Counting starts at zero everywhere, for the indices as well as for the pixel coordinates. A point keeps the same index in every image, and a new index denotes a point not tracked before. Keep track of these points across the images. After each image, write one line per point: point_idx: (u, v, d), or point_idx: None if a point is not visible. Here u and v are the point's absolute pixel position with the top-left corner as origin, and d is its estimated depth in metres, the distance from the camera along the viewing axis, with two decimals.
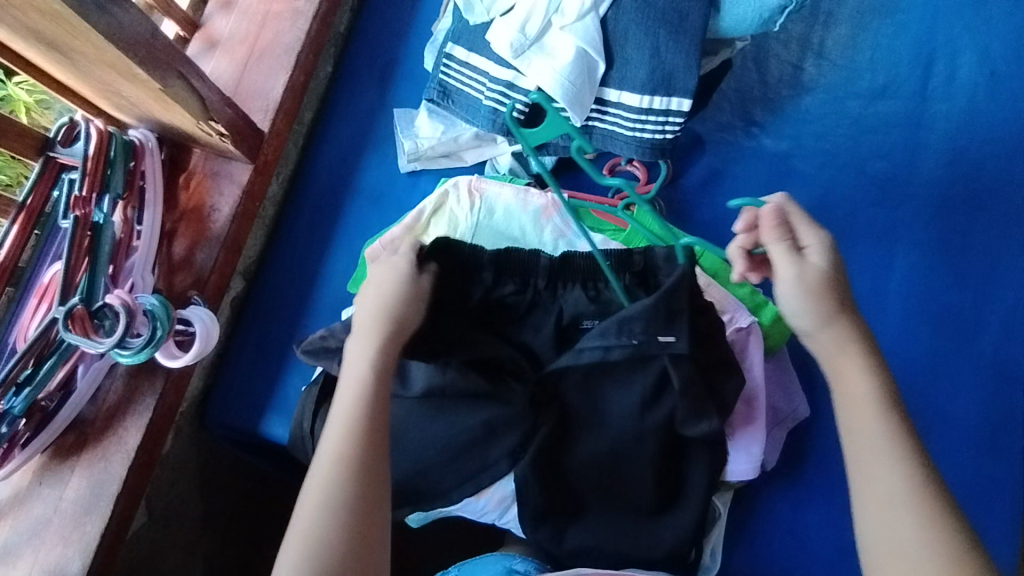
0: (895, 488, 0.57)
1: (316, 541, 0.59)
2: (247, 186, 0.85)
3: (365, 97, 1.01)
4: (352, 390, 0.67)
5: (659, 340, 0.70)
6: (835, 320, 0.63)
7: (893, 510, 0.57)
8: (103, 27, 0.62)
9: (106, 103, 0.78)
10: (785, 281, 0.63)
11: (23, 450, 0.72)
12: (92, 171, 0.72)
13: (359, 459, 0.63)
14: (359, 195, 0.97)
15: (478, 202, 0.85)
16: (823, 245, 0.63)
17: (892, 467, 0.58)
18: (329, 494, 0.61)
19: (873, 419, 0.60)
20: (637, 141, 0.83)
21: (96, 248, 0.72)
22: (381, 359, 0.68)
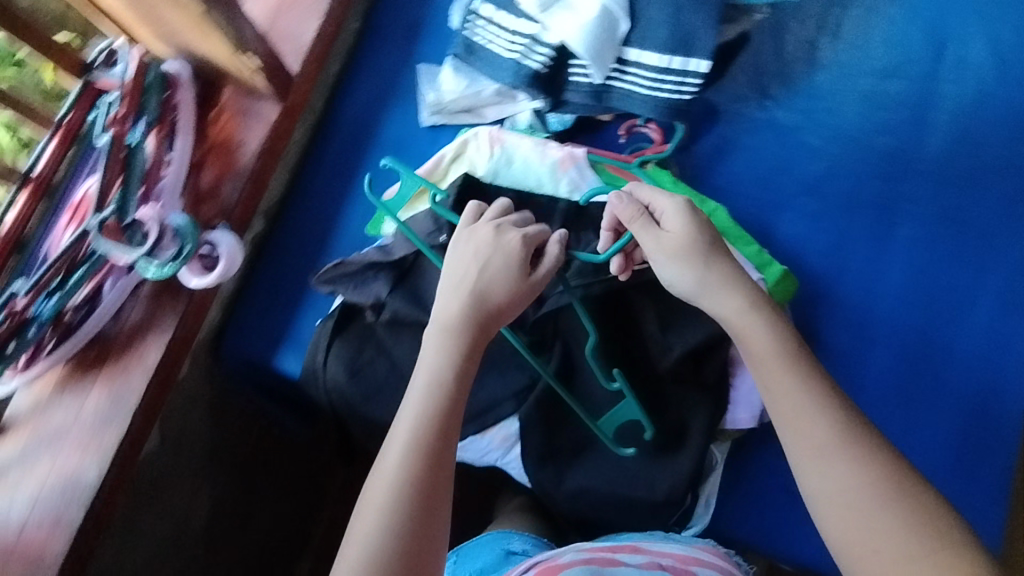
0: (824, 434, 0.61)
1: (387, 515, 0.61)
2: (275, 124, 0.87)
3: (391, 53, 1.04)
4: (427, 385, 0.68)
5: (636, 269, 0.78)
6: (714, 267, 0.69)
7: (827, 458, 0.60)
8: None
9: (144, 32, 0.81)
10: (653, 251, 0.71)
11: (48, 357, 0.75)
12: (130, 93, 0.75)
13: (432, 461, 0.64)
14: (381, 146, 1.00)
15: (499, 149, 0.88)
16: (675, 208, 0.72)
17: (816, 418, 0.62)
18: (392, 501, 0.62)
19: (773, 369, 0.65)
20: (653, 100, 0.85)
21: (130, 168, 0.75)
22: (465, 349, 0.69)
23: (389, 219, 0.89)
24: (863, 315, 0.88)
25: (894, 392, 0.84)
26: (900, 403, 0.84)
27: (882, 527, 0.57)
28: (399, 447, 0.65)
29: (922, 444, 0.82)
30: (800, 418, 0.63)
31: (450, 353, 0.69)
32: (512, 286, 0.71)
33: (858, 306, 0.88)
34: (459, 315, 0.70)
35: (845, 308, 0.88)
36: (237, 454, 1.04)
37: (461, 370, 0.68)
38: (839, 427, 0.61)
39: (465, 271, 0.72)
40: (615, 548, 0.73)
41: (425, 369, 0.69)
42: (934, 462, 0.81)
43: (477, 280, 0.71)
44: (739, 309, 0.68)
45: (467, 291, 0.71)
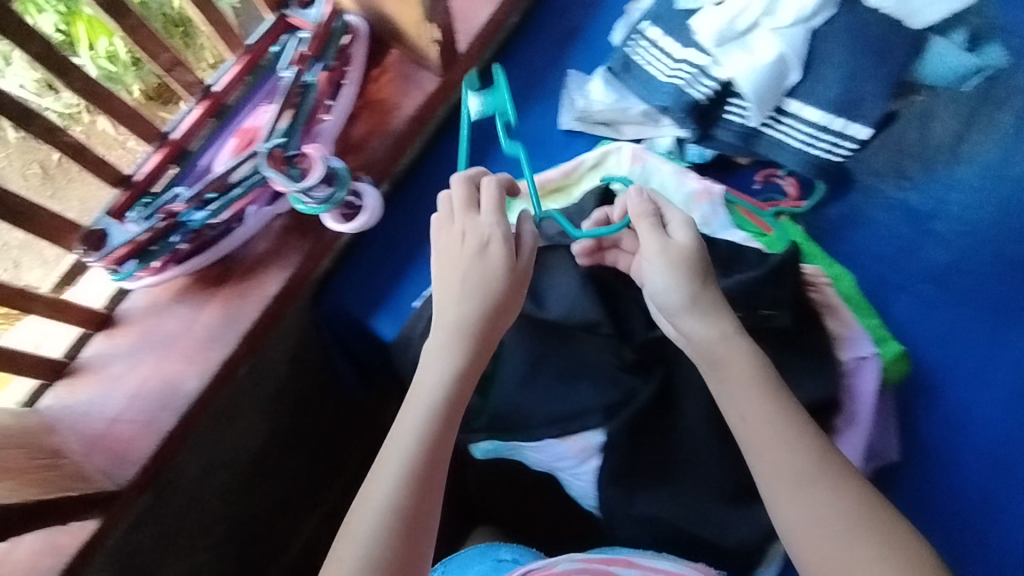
0: (802, 469, 0.61)
1: (381, 531, 0.60)
2: (431, 95, 0.90)
3: (543, 53, 1.06)
4: (424, 401, 0.67)
5: (762, 314, 0.75)
6: (707, 291, 0.69)
7: (808, 492, 0.60)
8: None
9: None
10: (652, 251, 0.70)
11: (178, 265, 0.79)
12: (317, 36, 0.78)
13: (424, 470, 0.64)
14: (515, 140, 1.02)
15: (636, 168, 0.89)
16: (682, 223, 0.71)
17: (793, 451, 0.62)
18: (380, 520, 0.61)
19: (748, 396, 0.65)
20: (804, 155, 0.86)
21: (299, 106, 0.77)
22: (463, 366, 0.68)
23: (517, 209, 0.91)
24: (962, 414, 0.87)
25: (978, 497, 0.83)
26: (984, 509, 0.82)
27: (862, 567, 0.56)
28: (392, 473, 0.63)
29: (998, 556, 0.80)
30: (778, 449, 0.62)
31: (451, 355, 0.69)
32: (498, 282, 0.70)
33: (958, 403, 0.87)
34: (461, 323, 0.69)
35: (945, 402, 0.87)
36: (298, 408, 1.05)
37: (463, 388, 0.69)
38: (827, 468, 0.61)
39: (451, 282, 0.71)
40: (609, 559, 0.76)
41: (423, 383, 0.68)
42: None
43: (462, 286, 0.70)
44: (721, 334, 0.67)
45: (456, 310, 0.70)
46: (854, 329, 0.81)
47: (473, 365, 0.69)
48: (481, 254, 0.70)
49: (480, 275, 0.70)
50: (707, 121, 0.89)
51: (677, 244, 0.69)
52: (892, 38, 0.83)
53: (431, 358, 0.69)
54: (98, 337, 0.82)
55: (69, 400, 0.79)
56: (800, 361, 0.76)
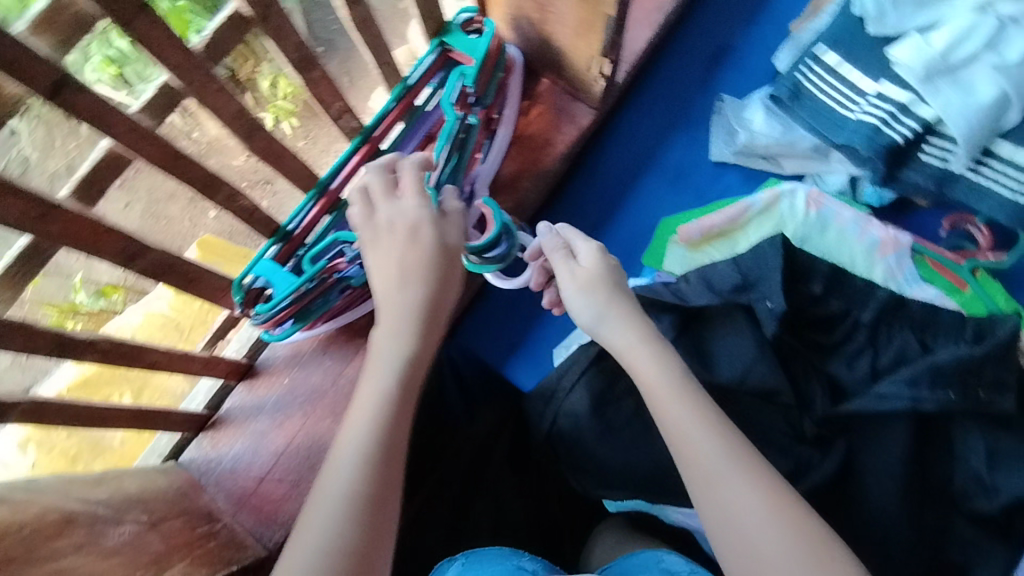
0: (716, 456, 0.52)
1: (332, 541, 0.46)
2: (587, 129, 0.83)
3: (689, 74, 0.97)
4: (368, 386, 0.54)
5: (983, 395, 0.68)
6: (617, 311, 0.60)
7: (718, 487, 0.51)
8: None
9: (503, 6, 0.76)
10: (562, 284, 0.62)
11: (327, 321, 0.74)
12: (484, 74, 0.71)
13: (381, 467, 0.49)
14: (660, 171, 0.94)
15: (812, 214, 0.82)
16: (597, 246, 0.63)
17: (705, 437, 0.53)
18: (324, 539, 0.46)
19: (678, 395, 0.55)
20: (1013, 204, 0.76)
21: (463, 150, 0.72)
22: (414, 351, 0.55)
23: (674, 257, 0.86)
24: None
25: None
26: None
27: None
28: (342, 465, 0.49)
29: None
30: (685, 440, 0.53)
31: (402, 334, 0.55)
32: (436, 267, 0.58)
33: None
34: (413, 308, 0.56)
35: None
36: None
37: (415, 365, 0.55)
38: (771, 499, 0.50)
39: (389, 286, 0.56)
40: None
41: (373, 367, 0.54)
42: None
43: (400, 270, 0.57)
44: (624, 343, 0.58)
45: (422, 317, 0.56)
46: None
47: (421, 355, 0.56)
48: (421, 226, 0.58)
49: (419, 259, 0.57)
50: (898, 162, 0.80)
51: (569, 266, 0.61)
52: None
53: (370, 357, 0.55)
54: (239, 388, 0.78)
55: (213, 454, 0.75)
56: (1017, 452, 0.68)
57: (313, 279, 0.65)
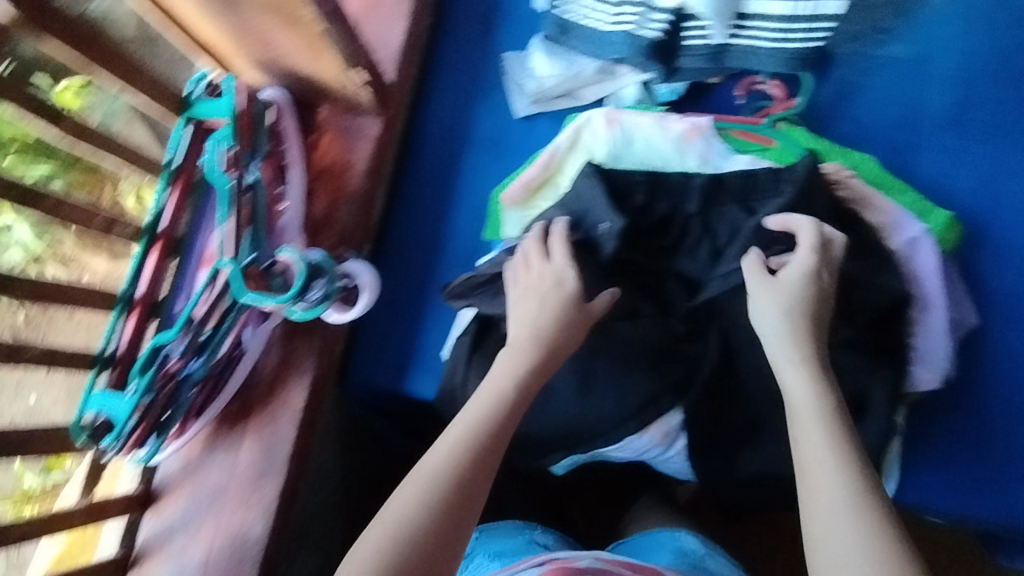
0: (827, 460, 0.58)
1: (408, 519, 0.57)
2: (380, 139, 0.82)
3: (468, 48, 0.98)
4: (487, 396, 0.68)
5: (802, 237, 0.72)
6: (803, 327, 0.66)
7: (835, 506, 0.55)
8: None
9: (237, 57, 0.73)
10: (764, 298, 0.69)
11: (198, 418, 0.74)
12: (244, 130, 0.70)
13: (473, 455, 0.62)
14: (477, 147, 0.95)
15: (615, 131, 0.83)
16: (810, 247, 0.69)
17: (823, 446, 0.59)
18: (411, 507, 0.58)
19: (823, 422, 0.60)
20: (781, 52, 0.79)
21: (255, 209, 0.71)
22: (536, 360, 0.70)
23: (510, 223, 0.84)
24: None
25: None
26: None
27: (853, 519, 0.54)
28: (444, 448, 0.63)
29: None
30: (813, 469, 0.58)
31: (525, 344, 0.71)
32: (570, 313, 0.72)
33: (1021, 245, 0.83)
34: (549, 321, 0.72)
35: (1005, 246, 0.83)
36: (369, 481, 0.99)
37: (524, 391, 0.68)
38: (830, 427, 0.60)
39: (523, 307, 0.73)
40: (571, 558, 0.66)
41: (504, 368, 0.69)
42: None
43: (539, 307, 0.73)
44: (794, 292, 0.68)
45: (531, 338, 0.71)
46: (895, 211, 0.76)
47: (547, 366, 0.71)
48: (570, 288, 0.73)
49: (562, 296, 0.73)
50: (670, 54, 0.82)
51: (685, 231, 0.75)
52: None
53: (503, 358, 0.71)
54: (148, 516, 0.77)
55: None
56: (863, 272, 0.71)
57: (149, 391, 0.65)
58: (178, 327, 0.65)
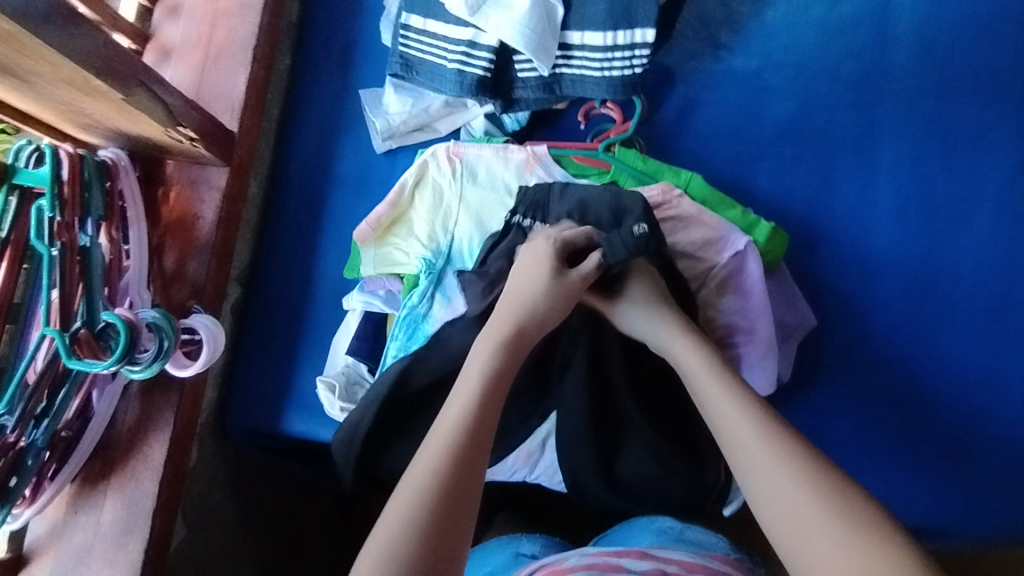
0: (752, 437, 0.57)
1: (413, 514, 0.52)
2: (227, 189, 0.84)
3: (325, 85, 0.98)
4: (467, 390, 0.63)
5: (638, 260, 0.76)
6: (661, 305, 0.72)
7: (768, 475, 0.54)
8: (79, 57, 0.61)
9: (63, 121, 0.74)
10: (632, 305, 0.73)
11: (52, 483, 0.74)
12: (70, 197, 0.71)
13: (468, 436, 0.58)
14: (341, 184, 0.96)
15: (459, 166, 0.85)
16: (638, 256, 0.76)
17: (739, 422, 0.59)
18: (421, 486, 0.54)
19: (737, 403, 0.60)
20: (605, 81, 0.82)
21: (88, 273, 0.72)
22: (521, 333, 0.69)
23: (366, 260, 0.85)
24: (861, 251, 0.86)
25: (906, 325, 0.83)
26: (917, 334, 0.83)
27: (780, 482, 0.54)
28: (438, 434, 0.59)
29: (939, 368, 0.81)
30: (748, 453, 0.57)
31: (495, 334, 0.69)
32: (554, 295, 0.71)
33: (856, 244, 0.86)
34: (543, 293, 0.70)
35: (841, 247, 0.87)
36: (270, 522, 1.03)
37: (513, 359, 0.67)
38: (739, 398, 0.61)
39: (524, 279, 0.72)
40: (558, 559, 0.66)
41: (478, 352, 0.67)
42: (959, 379, 0.81)
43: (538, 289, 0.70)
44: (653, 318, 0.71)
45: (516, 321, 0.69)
46: (724, 225, 0.79)
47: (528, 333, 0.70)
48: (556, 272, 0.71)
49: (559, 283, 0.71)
50: (503, 85, 0.86)
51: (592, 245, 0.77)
52: None
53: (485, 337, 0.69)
54: None
55: None
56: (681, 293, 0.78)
57: None
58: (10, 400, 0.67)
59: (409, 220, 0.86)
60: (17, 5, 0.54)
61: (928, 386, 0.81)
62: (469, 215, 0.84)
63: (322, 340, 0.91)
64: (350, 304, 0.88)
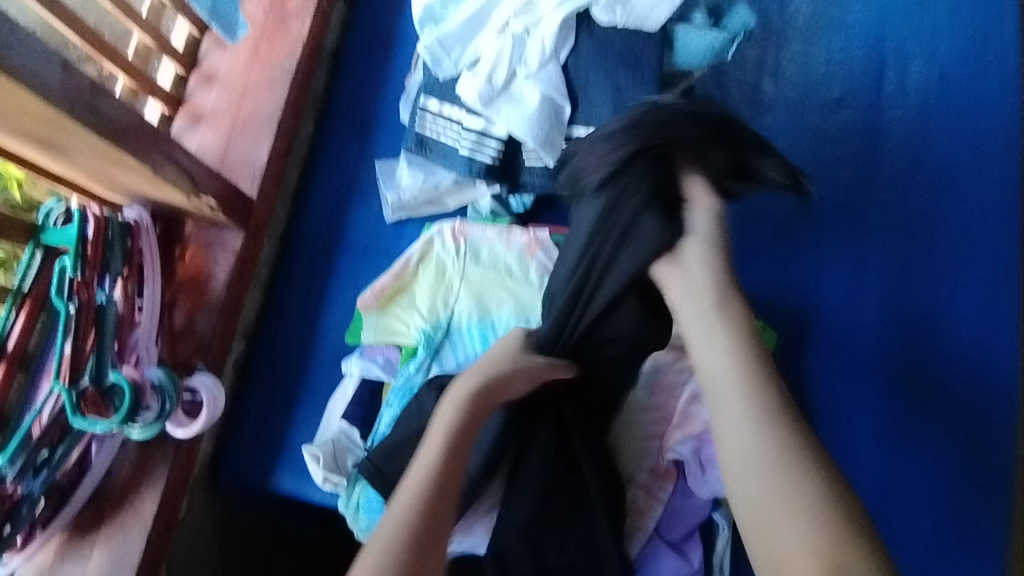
0: (748, 429, 0.61)
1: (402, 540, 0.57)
2: (241, 251, 0.88)
3: (344, 154, 1.04)
4: (439, 431, 0.66)
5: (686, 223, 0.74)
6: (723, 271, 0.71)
7: (756, 463, 0.59)
8: (112, 136, 0.65)
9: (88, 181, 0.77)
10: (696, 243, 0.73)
11: (43, 530, 0.75)
12: (93, 256, 0.76)
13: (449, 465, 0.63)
14: (351, 249, 1.00)
15: (463, 243, 0.89)
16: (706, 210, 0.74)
17: (738, 408, 0.62)
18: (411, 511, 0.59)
19: (740, 381, 0.64)
20: None
21: (101, 328, 0.75)
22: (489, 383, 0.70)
23: (368, 327, 0.89)
24: (848, 349, 0.88)
25: (890, 426, 0.85)
26: (901, 434, 0.84)
27: (789, 502, 0.56)
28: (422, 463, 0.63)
29: (921, 471, 0.82)
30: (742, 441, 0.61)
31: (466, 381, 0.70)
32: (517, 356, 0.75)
33: (841, 343, 0.89)
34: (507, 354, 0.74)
35: (826, 344, 0.89)
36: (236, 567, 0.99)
37: (480, 401, 0.68)
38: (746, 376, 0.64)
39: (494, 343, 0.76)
40: None
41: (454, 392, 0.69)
42: (939, 484, 0.82)
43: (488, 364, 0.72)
44: (715, 289, 0.70)
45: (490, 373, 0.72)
46: None
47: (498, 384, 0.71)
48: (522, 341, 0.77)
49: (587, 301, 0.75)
50: (512, 171, 0.92)
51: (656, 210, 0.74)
52: (639, 45, 0.82)
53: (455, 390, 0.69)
54: None
55: None
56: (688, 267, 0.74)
57: None
58: (11, 451, 0.70)
59: (412, 290, 0.90)
60: (64, 96, 0.60)
61: (909, 490, 0.82)
62: (470, 292, 0.88)
63: (319, 401, 0.94)
64: (348, 369, 0.90)
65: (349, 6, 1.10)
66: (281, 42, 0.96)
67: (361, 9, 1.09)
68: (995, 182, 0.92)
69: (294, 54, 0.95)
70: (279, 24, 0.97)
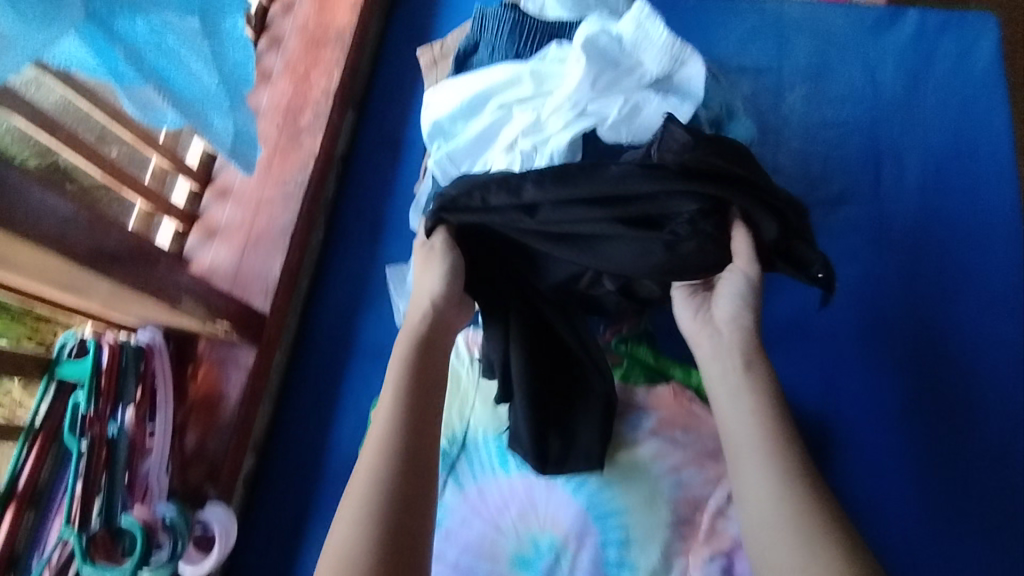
0: (763, 479, 0.62)
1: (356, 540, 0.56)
2: (254, 369, 0.87)
3: (355, 259, 1.05)
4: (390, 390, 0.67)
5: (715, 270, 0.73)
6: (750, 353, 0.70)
7: (768, 506, 0.60)
8: (141, 284, 0.67)
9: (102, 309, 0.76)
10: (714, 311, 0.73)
11: None
12: (106, 388, 0.75)
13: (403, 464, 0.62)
14: (363, 355, 1.00)
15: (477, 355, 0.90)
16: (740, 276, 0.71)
17: (754, 449, 0.64)
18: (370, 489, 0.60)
19: (755, 431, 0.65)
20: None
21: (112, 460, 0.74)
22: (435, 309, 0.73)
23: None
24: (872, 450, 0.89)
25: (918, 531, 0.85)
26: (930, 538, 0.84)
27: (800, 534, 0.57)
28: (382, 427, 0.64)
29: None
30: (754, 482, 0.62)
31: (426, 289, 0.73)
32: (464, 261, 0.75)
33: (865, 445, 0.89)
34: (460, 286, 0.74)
35: (850, 446, 0.90)
36: None
37: (428, 339, 0.71)
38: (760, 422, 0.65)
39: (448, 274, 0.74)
40: None
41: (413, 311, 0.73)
42: None
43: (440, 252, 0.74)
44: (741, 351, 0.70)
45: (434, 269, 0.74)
46: None
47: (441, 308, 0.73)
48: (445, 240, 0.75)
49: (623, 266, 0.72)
50: None
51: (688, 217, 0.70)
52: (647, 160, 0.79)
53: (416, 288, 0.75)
54: None
55: None
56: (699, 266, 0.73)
57: None
58: None
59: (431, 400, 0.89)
60: (87, 251, 0.60)
61: None
62: (485, 403, 0.88)
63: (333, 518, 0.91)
64: None
65: (357, 113, 1.13)
66: (294, 157, 0.99)
67: (370, 116, 1.13)
68: (998, 278, 0.94)
69: (307, 168, 0.98)
70: (291, 140, 0.99)
